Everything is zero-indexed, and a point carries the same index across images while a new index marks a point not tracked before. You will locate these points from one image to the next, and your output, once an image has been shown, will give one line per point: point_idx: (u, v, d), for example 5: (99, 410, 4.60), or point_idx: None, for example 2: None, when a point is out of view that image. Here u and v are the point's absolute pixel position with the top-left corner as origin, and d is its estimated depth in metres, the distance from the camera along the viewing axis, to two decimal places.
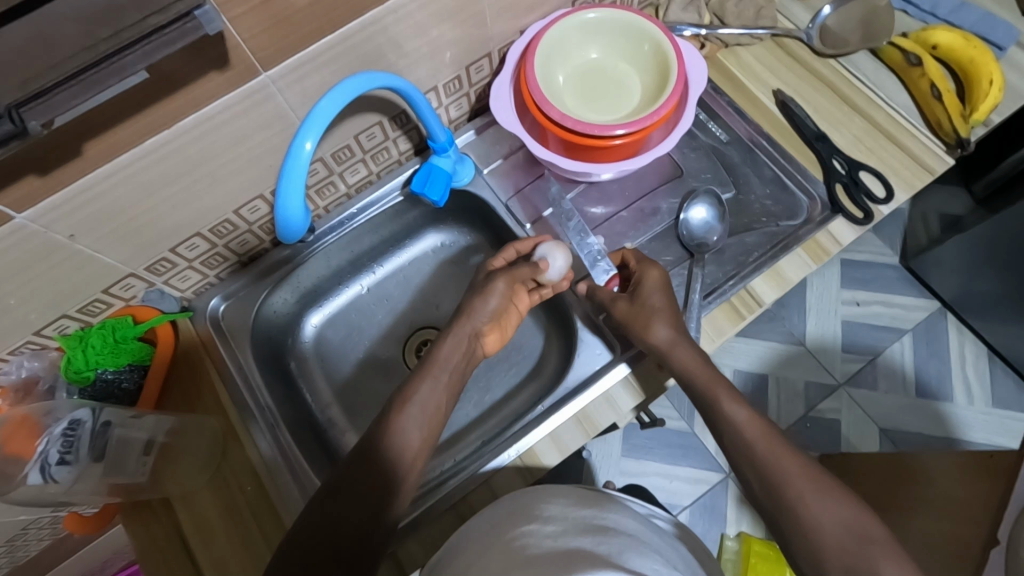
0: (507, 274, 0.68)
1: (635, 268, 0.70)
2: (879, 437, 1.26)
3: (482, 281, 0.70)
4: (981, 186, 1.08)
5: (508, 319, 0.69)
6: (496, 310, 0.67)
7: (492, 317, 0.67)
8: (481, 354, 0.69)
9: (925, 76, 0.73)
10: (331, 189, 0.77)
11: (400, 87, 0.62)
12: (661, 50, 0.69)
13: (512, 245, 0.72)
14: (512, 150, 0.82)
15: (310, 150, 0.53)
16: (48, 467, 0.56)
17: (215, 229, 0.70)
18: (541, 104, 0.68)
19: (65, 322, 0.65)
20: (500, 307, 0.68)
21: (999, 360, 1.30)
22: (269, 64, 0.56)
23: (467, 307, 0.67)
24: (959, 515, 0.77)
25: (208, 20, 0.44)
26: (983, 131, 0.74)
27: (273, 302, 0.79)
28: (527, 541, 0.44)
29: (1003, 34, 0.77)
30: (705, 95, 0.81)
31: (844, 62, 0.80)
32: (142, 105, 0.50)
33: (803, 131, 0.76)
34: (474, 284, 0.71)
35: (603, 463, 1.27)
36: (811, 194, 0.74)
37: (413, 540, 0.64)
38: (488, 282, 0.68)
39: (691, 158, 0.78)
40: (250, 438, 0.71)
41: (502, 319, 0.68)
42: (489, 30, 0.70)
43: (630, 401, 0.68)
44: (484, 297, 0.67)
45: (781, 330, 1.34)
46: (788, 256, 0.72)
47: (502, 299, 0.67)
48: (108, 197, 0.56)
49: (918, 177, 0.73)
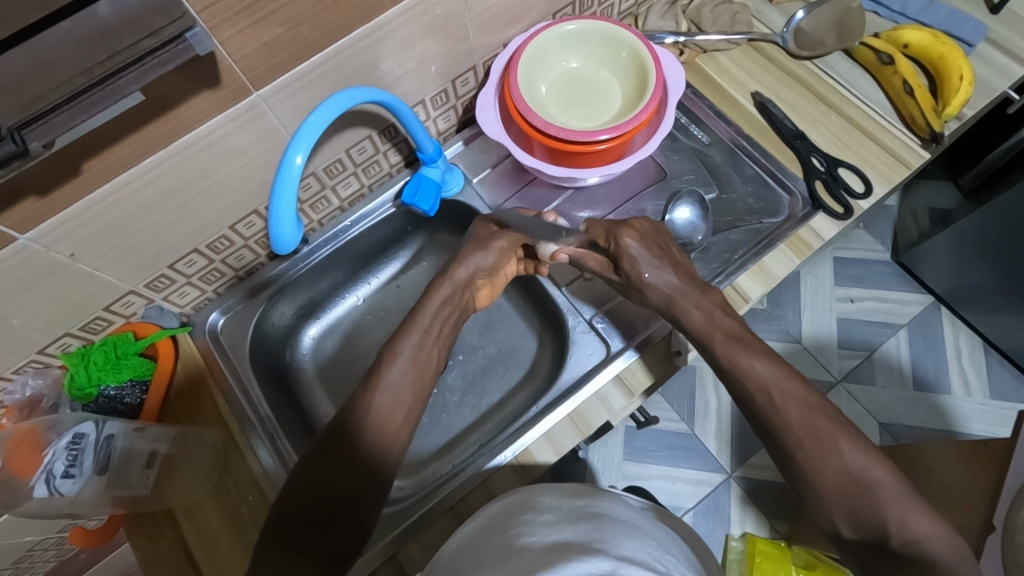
0: (511, 234, 0.74)
1: (609, 240, 0.67)
2: (879, 431, 1.27)
3: (482, 236, 0.74)
4: (969, 179, 1.10)
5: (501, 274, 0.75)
6: (490, 266, 0.72)
7: (488, 270, 0.73)
8: (474, 305, 0.75)
9: (897, 73, 0.75)
10: (324, 203, 0.79)
11: (386, 100, 0.64)
12: (639, 57, 0.71)
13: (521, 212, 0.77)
14: (499, 159, 0.84)
15: (301, 164, 0.55)
16: (53, 480, 0.59)
17: (212, 245, 0.72)
18: (525, 113, 0.70)
19: (67, 340, 0.67)
20: (497, 264, 0.73)
21: (996, 352, 1.31)
22: (260, 83, 0.58)
23: (467, 253, 0.72)
24: (956, 502, 0.78)
25: (197, 42, 0.47)
26: (957, 124, 0.75)
27: (272, 315, 0.82)
28: (523, 530, 0.45)
29: (971, 30, 0.79)
30: (686, 99, 0.83)
31: (819, 63, 0.82)
32: (136, 126, 0.52)
33: (781, 131, 0.78)
34: (476, 237, 0.75)
35: (605, 468, 1.28)
36: (792, 191, 0.76)
37: (414, 544, 0.65)
38: (492, 237, 0.73)
39: (674, 161, 0.81)
40: (251, 449, 0.72)
41: (496, 275, 0.74)
42: (472, 43, 0.73)
43: (622, 400, 0.69)
44: (484, 251, 0.72)
45: (777, 329, 1.35)
46: (772, 252, 0.73)
47: (498, 257, 0.73)
48: (107, 216, 0.58)
49: (895, 171, 0.75)
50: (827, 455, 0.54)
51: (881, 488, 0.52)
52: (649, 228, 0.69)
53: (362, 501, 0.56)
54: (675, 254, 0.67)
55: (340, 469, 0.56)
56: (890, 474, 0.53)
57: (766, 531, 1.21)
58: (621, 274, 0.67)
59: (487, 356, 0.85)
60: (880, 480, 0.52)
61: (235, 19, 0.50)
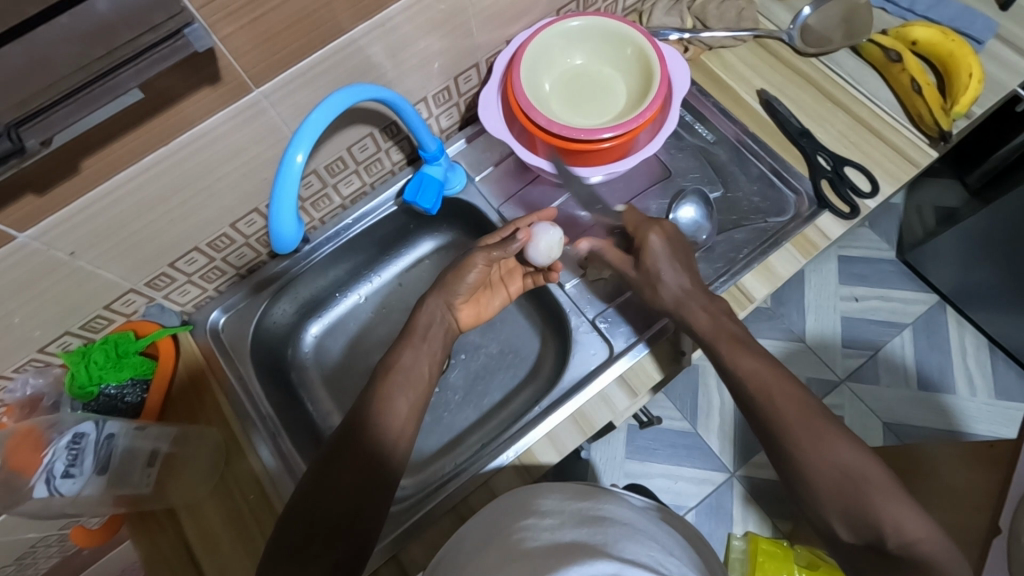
0: (486, 251, 0.70)
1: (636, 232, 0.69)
2: (883, 431, 1.26)
3: (461, 257, 0.72)
4: (975, 178, 1.09)
5: (490, 296, 0.75)
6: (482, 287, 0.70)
7: (468, 291, 0.71)
8: (456, 328, 0.73)
9: (905, 71, 0.75)
10: (326, 202, 0.79)
11: (388, 98, 0.63)
12: (643, 54, 0.70)
13: (512, 223, 0.74)
14: (502, 157, 0.84)
15: (301, 162, 0.54)
16: (53, 480, 0.58)
17: (213, 243, 0.71)
18: (528, 111, 0.69)
19: (68, 339, 0.67)
20: (476, 283, 0.70)
21: (1001, 351, 1.30)
22: (261, 80, 0.57)
23: (447, 279, 0.70)
24: (961, 504, 0.77)
25: (196, 38, 0.46)
26: (965, 123, 0.74)
27: (273, 313, 0.81)
28: (526, 534, 0.44)
29: (981, 27, 0.78)
30: (691, 97, 0.82)
31: (826, 60, 0.81)
32: (135, 123, 0.52)
33: (787, 129, 0.77)
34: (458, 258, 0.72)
35: (607, 467, 1.27)
36: (797, 189, 0.75)
37: (415, 544, 0.65)
38: (468, 258, 0.70)
39: (678, 159, 0.80)
40: (252, 447, 0.72)
41: (479, 294, 0.74)
42: (475, 40, 0.72)
43: (625, 401, 0.69)
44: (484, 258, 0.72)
45: (781, 328, 1.34)
46: (777, 252, 0.73)
47: (479, 275, 0.70)
48: (107, 214, 0.57)
49: (902, 169, 0.75)
50: (826, 458, 0.53)
51: (879, 492, 0.51)
52: (675, 233, 0.68)
53: (365, 500, 0.56)
54: (687, 260, 0.67)
55: (340, 470, 0.56)
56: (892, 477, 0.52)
57: (769, 531, 1.20)
58: (639, 269, 0.68)
59: (489, 355, 0.85)
60: (884, 484, 0.52)
61: (235, 16, 0.50)
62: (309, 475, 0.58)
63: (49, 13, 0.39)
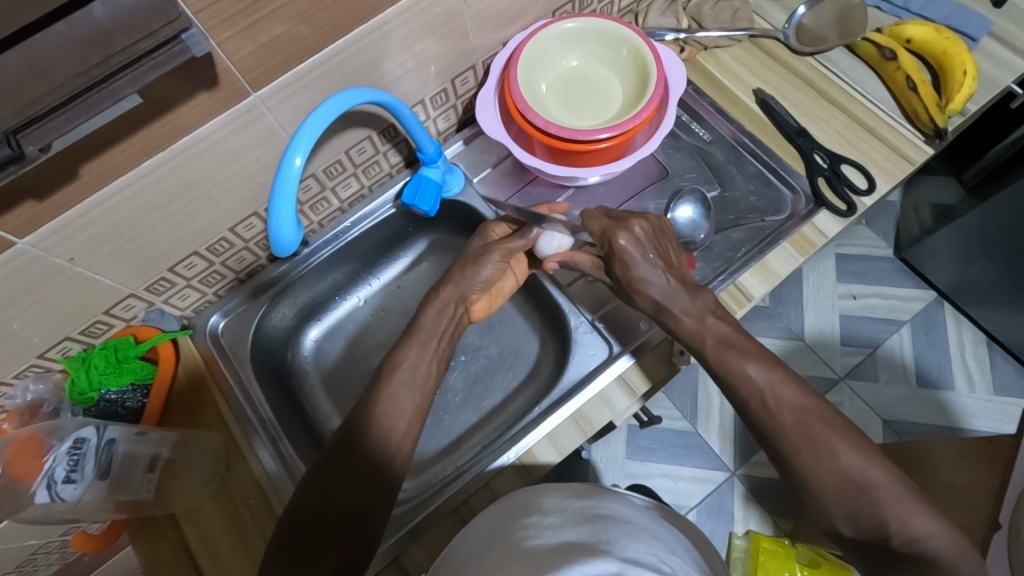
0: (503, 246, 0.73)
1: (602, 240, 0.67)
2: (883, 429, 1.26)
3: (476, 251, 0.74)
4: (970, 175, 1.09)
5: (502, 284, 0.75)
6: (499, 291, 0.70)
7: (484, 285, 0.73)
8: (469, 319, 0.74)
9: (900, 69, 0.75)
10: (324, 205, 0.79)
11: (385, 101, 0.63)
12: (639, 55, 0.71)
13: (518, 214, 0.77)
14: (500, 159, 0.84)
15: (300, 165, 0.54)
16: (54, 486, 0.58)
17: (212, 247, 0.71)
18: (525, 113, 0.69)
19: (68, 344, 0.67)
20: (494, 277, 0.73)
21: (999, 347, 1.30)
22: (258, 84, 0.58)
23: (464, 272, 0.72)
24: (961, 500, 0.77)
25: (195, 43, 0.46)
26: (960, 120, 0.75)
27: (272, 317, 0.81)
28: (527, 533, 0.44)
29: (975, 25, 0.78)
30: (687, 97, 0.82)
31: (821, 59, 0.82)
32: (133, 129, 0.52)
33: (783, 127, 0.77)
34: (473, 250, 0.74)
35: (608, 467, 1.27)
36: (794, 188, 0.75)
37: (416, 547, 0.65)
38: (483, 253, 0.73)
39: (675, 159, 0.80)
40: (253, 452, 0.72)
41: (494, 286, 0.74)
42: (471, 43, 0.72)
43: (626, 401, 0.69)
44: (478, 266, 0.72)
45: (780, 326, 1.34)
46: (775, 250, 0.73)
47: (496, 269, 0.73)
48: (107, 219, 0.58)
49: (898, 166, 0.75)
50: (826, 457, 0.53)
51: (880, 490, 0.51)
52: (653, 229, 0.67)
53: (366, 503, 0.56)
54: (672, 256, 0.66)
55: (340, 474, 0.56)
56: (892, 472, 0.52)
57: (770, 529, 1.20)
58: (613, 277, 0.68)
59: (489, 357, 0.85)
60: (884, 480, 0.52)
61: (232, 21, 0.50)
62: (309, 478, 0.58)
63: (47, 20, 0.39)
